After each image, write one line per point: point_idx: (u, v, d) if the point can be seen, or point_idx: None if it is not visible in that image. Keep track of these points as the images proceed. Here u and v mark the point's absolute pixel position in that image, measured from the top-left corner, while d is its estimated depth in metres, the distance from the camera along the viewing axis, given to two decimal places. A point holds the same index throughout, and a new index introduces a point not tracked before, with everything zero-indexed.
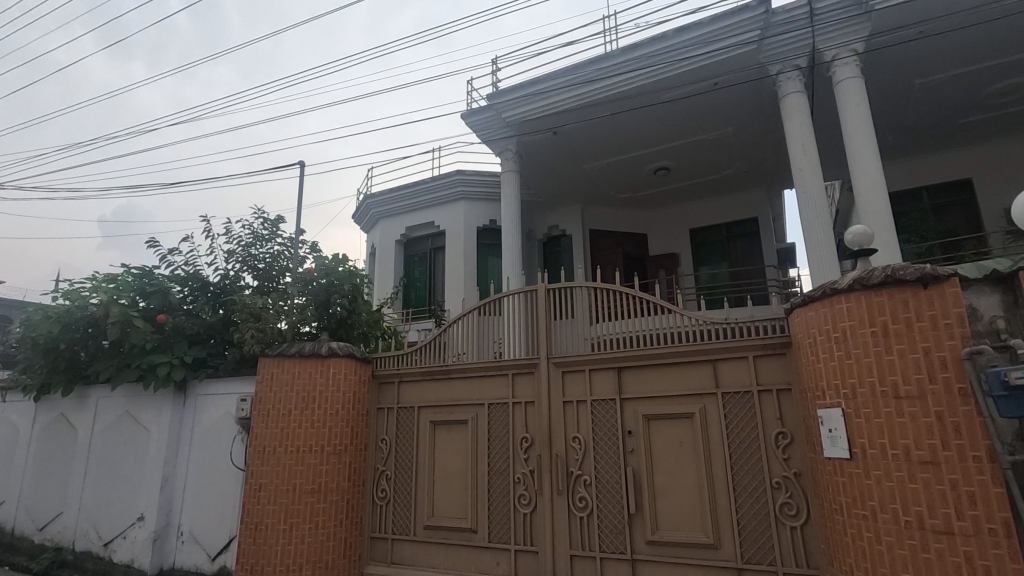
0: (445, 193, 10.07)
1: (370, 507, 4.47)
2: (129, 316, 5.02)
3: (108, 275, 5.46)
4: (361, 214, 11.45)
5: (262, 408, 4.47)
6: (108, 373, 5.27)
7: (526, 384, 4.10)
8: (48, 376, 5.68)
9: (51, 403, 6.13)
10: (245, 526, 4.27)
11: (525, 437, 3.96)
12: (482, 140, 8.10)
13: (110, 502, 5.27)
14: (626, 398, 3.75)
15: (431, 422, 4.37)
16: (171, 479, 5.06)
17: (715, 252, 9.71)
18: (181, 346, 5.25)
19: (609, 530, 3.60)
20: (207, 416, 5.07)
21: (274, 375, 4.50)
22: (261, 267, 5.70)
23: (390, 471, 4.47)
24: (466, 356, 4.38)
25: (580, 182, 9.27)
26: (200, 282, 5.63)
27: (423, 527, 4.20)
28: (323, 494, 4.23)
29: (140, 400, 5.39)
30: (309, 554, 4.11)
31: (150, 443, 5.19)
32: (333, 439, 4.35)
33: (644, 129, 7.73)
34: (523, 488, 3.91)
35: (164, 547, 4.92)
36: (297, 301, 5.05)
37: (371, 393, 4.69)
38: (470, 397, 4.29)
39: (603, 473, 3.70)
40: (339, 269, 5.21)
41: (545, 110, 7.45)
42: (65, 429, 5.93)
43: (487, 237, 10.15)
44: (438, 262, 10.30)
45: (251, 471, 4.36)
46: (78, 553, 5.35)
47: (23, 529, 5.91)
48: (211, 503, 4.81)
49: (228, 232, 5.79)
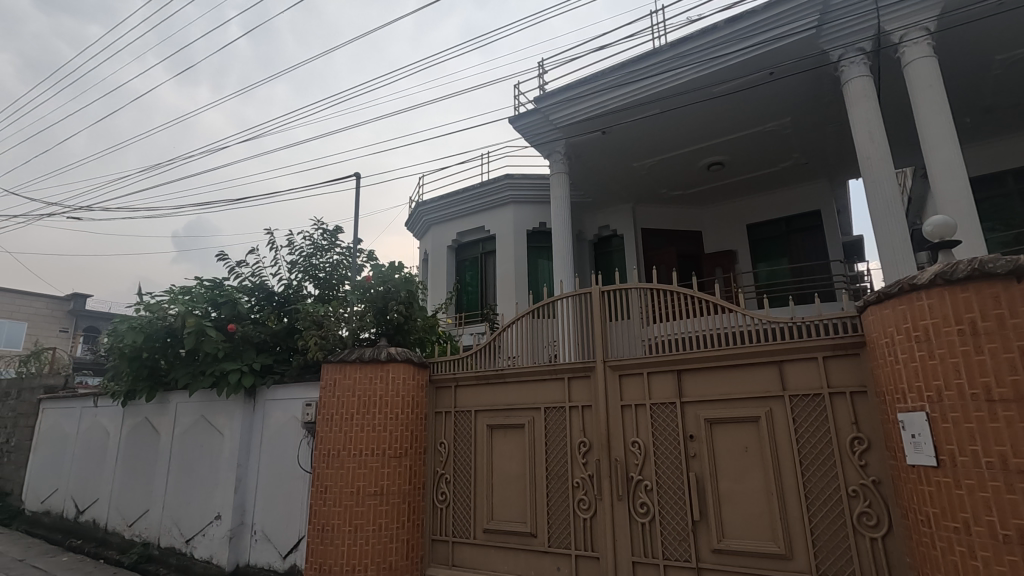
0: (494, 198, 10.16)
1: (430, 510, 4.54)
2: (202, 326, 5.33)
3: (184, 287, 5.81)
4: (414, 222, 11.73)
5: (326, 412, 4.64)
6: (185, 380, 5.60)
7: (583, 388, 4.06)
8: (133, 384, 6.09)
9: (136, 408, 6.59)
10: (313, 527, 4.43)
11: (583, 441, 3.92)
12: (530, 144, 8.11)
13: (190, 502, 5.60)
14: (686, 401, 3.64)
15: (488, 425, 4.40)
16: (244, 480, 5.33)
17: (774, 248, 9.32)
18: (250, 353, 5.50)
19: (672, 537, 3.50)
20: (275, 420, 5.30)
21: (336, 381, 4.66)
22: (321, 276, 5.92)
23: (449, 474, 4.52)
24: (519, 360, 4.41)
25: (630, 181, 9.14)
26: (266, 292, 5.92)
27: (482, 531, 4.23)
28: (386, 496, 4.34)
29: (215, 404, 5.71)
30: (373, 555, 4.22)
31: (224, 447, 5.47)
32: (394, 442, 4.46)
33: (697, 124, 7.53)
34: (581, 492, 3.87)
35: (239, 545, 5.18)
36: (356, 308, 5.25)
37: (429, 397, 4.78)
38: (527, 401, 4.29)
39: (664, 478, 3.61)
40: (396, 276, 5.32)
41: (594, 110, 7.40)
42: (149, 433, 6.35)
43: (537, 240, 10.15)
44: (489, 267, 10.39)
45: (317, 473, 4.53)
46: (162, 549, 5.71)
47: (115, 525, 6.37)
48: (281, 504, 5.03)
49: (291, 244, 6.06)
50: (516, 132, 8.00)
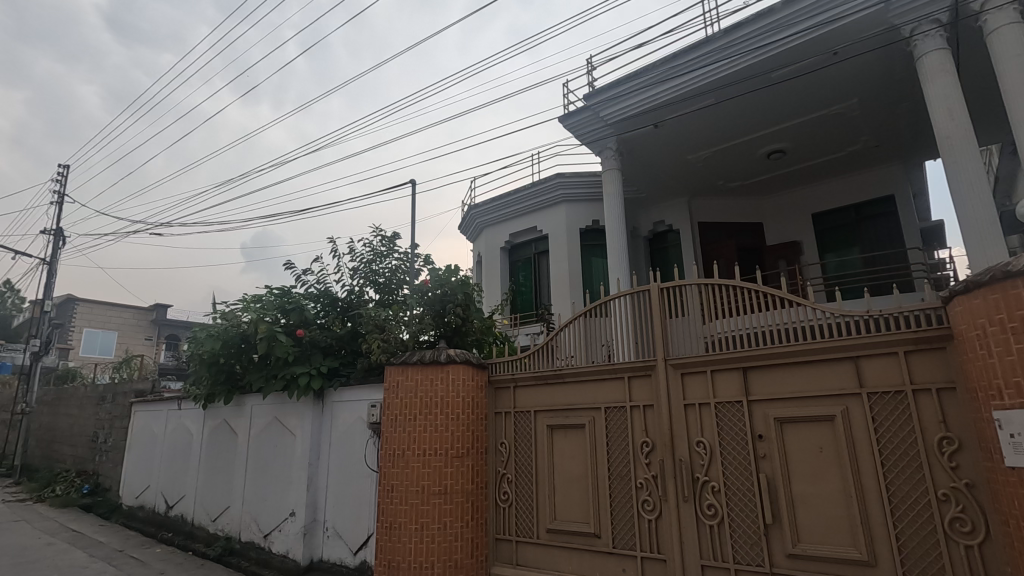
0: (545, 198, 10.16)
1: (493, 509, 4.59)
2: (274, 332, 5.61)
3: (255, 295, 6.15)
4: (467, 225, 11.89)
5: (391, 412, 4.79)
6: (259, 383, 5.91)
7: (644, 387, 3.99)
8: (212, 388, 6.50)
9: (215, 410, 7.02)
10: (381, 524, 4.58)
11: (646, 442, 3.85)
12: (581, 142, 8.07)
13: (266, 499, 5.91)
14: (754, 400, 3.51)
15: (548, 425, 4.40)
16: (316, 479, 5.57)
17: (844, 237, 8.82)
18: (318, 357, 5.75)
19: (743, 541, 3.39)
20: (342, 421, 5.52)
21: (399, 382, 4.81)
22: (381, 281, 6.11)
23: (511, 474, 4.55)
24: (576, 360, 4.40)
25: (685, 174, 8.92)
26: (330, 298, 6.17)
27: (546, 531, 4.23)
28: (449, 495, 4.43)
29: (286, 406, 6.00)
30: (440, 553, 4.31)
31: (296, 447, 5.75)
32: (456, 442, 4.54)
33: (755, 112, 7.26)
34: (645, 493, 3.80)
35: (313, 541, 5.42)
36: (416, 311, 5.38)
37: (489, 397, 4.84)
38: (587, 401, 4.26)
39: (732, 479, 3.50)
40: (453, 279, 5.41)
41: (645, 103, 7.29)
42: (228, 434, 6.74)
43: (590, 238, 10.07)
44: (542, 267, 10.40)
45: (384, 472, 4.68)
46: (243, 543, 6.05)
47: (200, 520, 6.80)
48: (350, 502, 5.22)
49: (352, 251, 6.29)
50: (566, 131, 7.99)
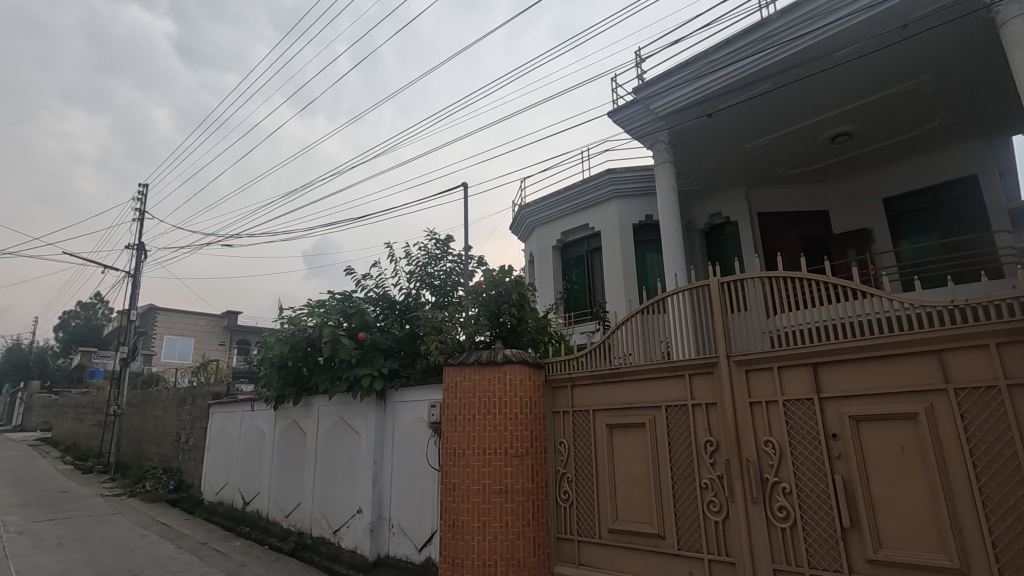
0: (596, 195, 10.05)
1: (554, 508, 4.59)
2: (337, 335, 5.83)
3: (319, 300, 6.42)
4: (518, 225, 11.95)
5: (450, 412, 4.89)
6: (325, 385, 6.16)
7: (705, 385, 3.88)
8: (282, 389, 6.83)
9: (285, 411, 7.37)
10: (444, 522, 4.67)
11: (709, 441, 3.74)
12: (632, 136, 7.95)
13: (335, 496, 6.14)
14: (826, 397, 3.34)
15: (607, 424, 4.35)
16: (380, 477, 5.75)
17: (920, 222, 8.22)
18: (379, 359, 5.93)
19: (818, 545, 3.23)
20: (404, 421, 5.66)
21: (457, 382, 4.90)
22: (436, 283, 6.23)
23: (571, 473, 4.53)
24: (633, 358, 4.34)
25: (742, 164, 8.60)
26: (388, 301, 6.36)
27: (608, 531, 4.18)
28: (510, 494, 4.46)
29: (351, 407, 6.23)
30: (502, 551, 4.35)
31: (362, 446, 5.95)
32: (515, 442, 4.57)
33: (816, 95, 6.91)
34: (711, 494, 3.69)
35: (379, 537, 5.59)
36: (471, 312, 5.45)
37: (546, 397, 4.83)
38: (646, 399, 4.18)
39: (804, 480, 3.34)
40: (506, 279, 5.44)
41: (699, 93, 7.10)
42: (297, 434, 7.06)
43: (644, 234, 9.88)
44: (595, 264, 10.30)
45: (446, 471, 4.78)
46: (314, 538, 6.32)
47: (274, 516, 7.15)
48: (414, 500, 5.35)
49: (407, 255, 6.45)
50: (616, 126, 7.91)
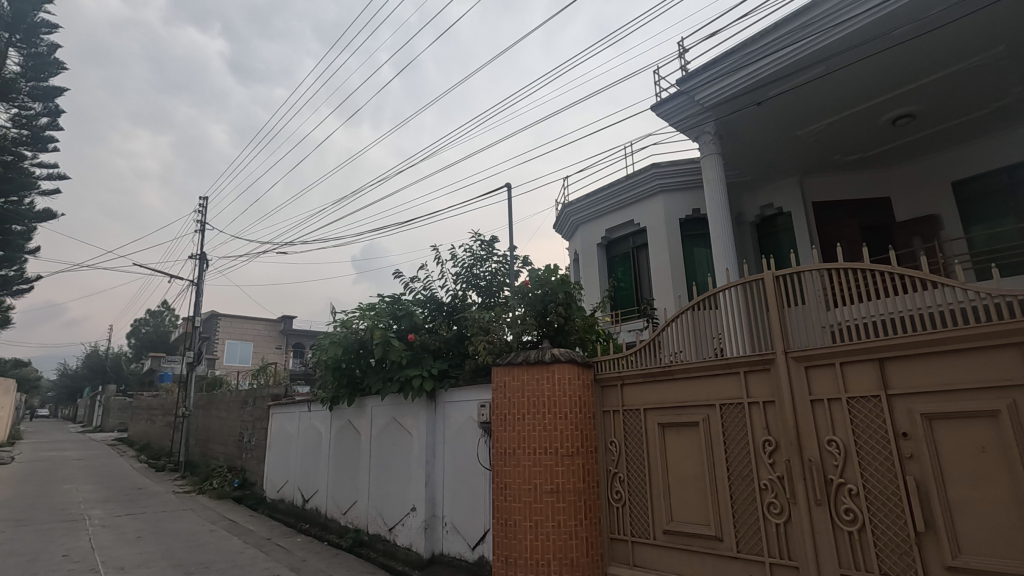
0: (641, 190, 9.88)
1: (606, 508, 4.54)
2: (387, 338, 5.98)
3: (369, 304, 6.59)
4: (562, 224, 11.89)
5: (500, 412, 4.93)
6: (377, 386, 6.32)
7: (762, 382, 3.75)
8: (337, 391, 7.05)
9: (340, 412, 7.60)
10: (497, 521, 4.71)
11: (768, 440, 3.62)
12: (677, 129, 7.81)
13: (390, 494, 6.28)
14: (894, 394, 3.17)
15: (659, 423, 4.26)
16: (433, 476, 5.85)
17: (993, 207, 7.56)
18: (428, 360, 6.03)
19: (889, 551, 3.07)
20: (454, 421, 5.73)
21: (506, 382, 4.94)
22: (482, 284, 6.29)
23: (623, 473, 4.47)
24: (684, 356, 4.24)
25: (793, 152, 8.28)
26: (436, 303, 6.46)
27: (663, 532, 4.10)
28: (561, 494, 4.44)
29: (402, 407, 6.37)
30: (555, 551, 4.34)
31: (414, 446, 6.07)
32: (565, 442, 4.54)
33: (873, 77, 6.60)
34: (771, 495, 3.57)
35: (433, 535, 5.69)
36: (518, 312, 5.46)
37: (596, 396, 4.79)
38: (699, 398, 4.07)
39: (872, 481, 3.18)
40: (552, 278, 5.42)
41: (746, 82, 6.90)
42: (352, 434, 7.27)
43: (692, 228, 9.66)
44: (642, 261, 10.14)
45: (497, 471, 4.82)
46: (371, 536, 6.49)
47: (332, 513, 7.39)
48: (466, 499, 5.40)
49: (453, 257, 6.52)
50: (660, 119, 7.79)
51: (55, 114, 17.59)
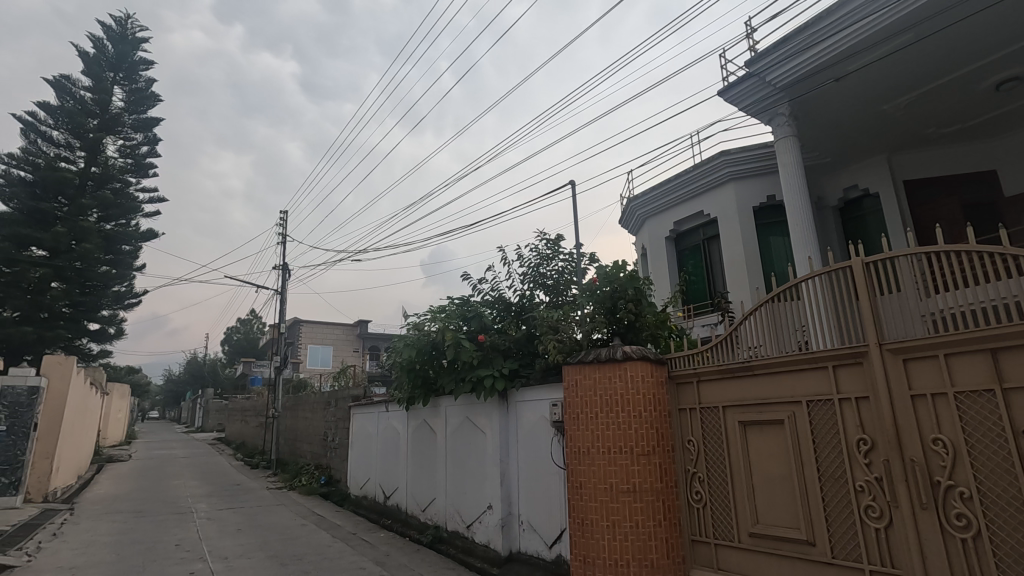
0: (710, 180, 9.51)
1: (686, 509, 4.41)
2: (459, 339, 6.12)
3: (439, 306, 6.75)
4: (628, 218, 11.67)
5: (572, 411, 4.91)
6: (451, 386, 6.46)
7: (853, 377, 3.50)
8: (412, 391, 7.28)
9: (416, 412, 7.84)
10: (573, 520, 4.70)
11: (862, 439, 3.38)
12: (747, 113, 7.48)
13: (466, 492, 6.41)
14: (1010, 388, 2.86)
15: (739, 422, 4.08)
16: (508, 474, 5.92)
17: None
18: (499, 360, 6.09)
19: (1012, 561, 2.77)
20: (527, 420, 5.77)
21: (578, 381, 4.91)
22: (549, 283, 6.28)
23: (702, 473, 4.32)
24: (764, 350, 4.04)
25: (878, 128, 7.68)
26: (504, 304, 6.53)
27: (748, 535, 3.93)
28: (638, 494, 4.35)
29: (475, 407, 6.48)
30: (634, 552, 4.26)
31: (488, 444, 6.16)
32: (640, 441, 4.45)
33: (969, 41, 6.03)
34: (868, 497, 3.33)
35: (510, 533, 5.75)
36: (587, 310, 5.41)
37: (671, 394, 4.66)
38: (782, 394, 3.86)
39: (987, 483, 2.89)
40: (620, 275, 5.34)
41: (821, 58, 6.51)
42: (427, 433, 7.49)
43: (767, 216, 9.20)
44: (713, 252, 9.77)
45: (572, 470, 4.81)
46: (449, 532, 6.65)
47: (412, 510, 7.64)
48: (541, 498, 5.42)
49: (520, 257, 6.55)
50: (729, 104, 7.49)
51: (154, 143, 19.27)
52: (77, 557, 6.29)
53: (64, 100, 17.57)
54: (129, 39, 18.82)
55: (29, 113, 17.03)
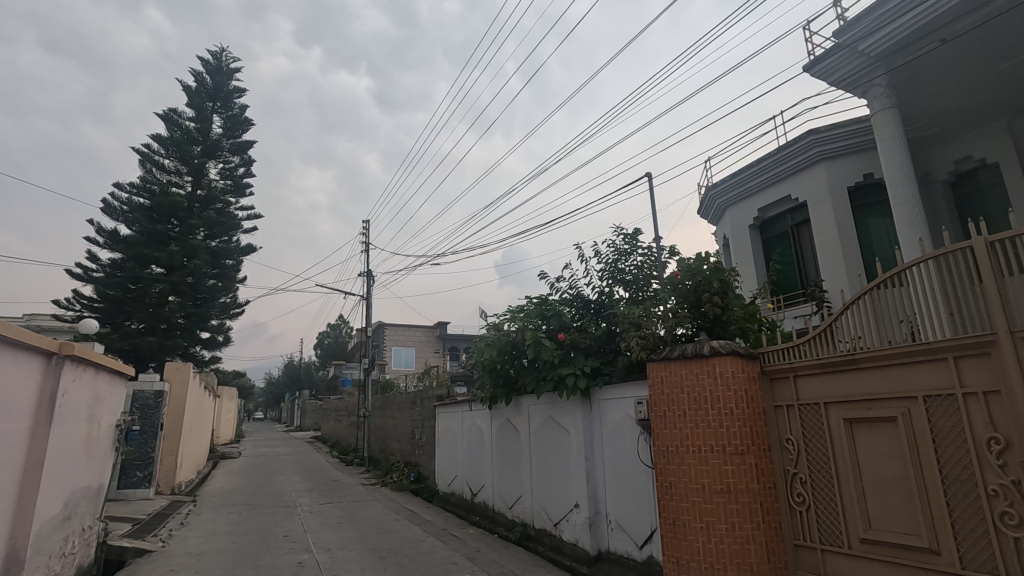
0: (796, 161, 8.92)
1: (787, 512, 4.17)
2: (539, 338, 6.15)
3: (518, 306, 6.81)
4: (708, 208, 11.21)
5: (659, 409, 4.80)
6: (532, 385, 6.49)
7: (979, 369, 3.14)
8: (495, 391, 7.39)
9: (499, 410, 7.96)
10: (664, 521, 4.59)
11: (993, 438, 3.03)
12: (840, 87, 6.97)
13: (552, 491, 6.43)
14: None
15: (844, 419, 3.81)
16: (594, 472, 5.88)
17: None
18: (580, 358, 6.05)
19: None
20: (611, 418, 5.69)
21: (664, 378, 4.80)
22: (628, 278, 6.16)
23: (804, 474, 4.07)
24: (868, 342, 3.73)
25: (991, 91, 6.87)
26: (583, 301, 6.49)
27: (859, 541, 3.65)
28: (734, 495, 4.17)
29: (558, 406, 6.48)
30: (731, 555, 4.08)
31: (573, 443, 6.14)
32: (734, 440, 4.25)
33: None
34: (1004, 503, 2.98)
35: (599, 532, 5.70)
36: (670, 305, 5.24)
37: (765, 390, 4.42)
38: (893, 389, 3.54)
39: None
40: (704, 267, 5.13)
41: (923, 19, 5.94)
42: (511, 431, 7.59)
43: (865, 196, 8.51)
44: (804, 239, 9.17)
45: (661, 470, 4.70)
46: (537, 530, 6.70)
47: (499, 507, 7.77)
48: (630, 497, 5.33)
49: (596, 254, 6.47)
50: (818, 79, 7.01)
51: (249, 164, 20.88)
52: (202, 545, 6.95)
53: (173, 131, 19.43)
54: (224, 70, 20.57)
55: (145, 145, 18.97)
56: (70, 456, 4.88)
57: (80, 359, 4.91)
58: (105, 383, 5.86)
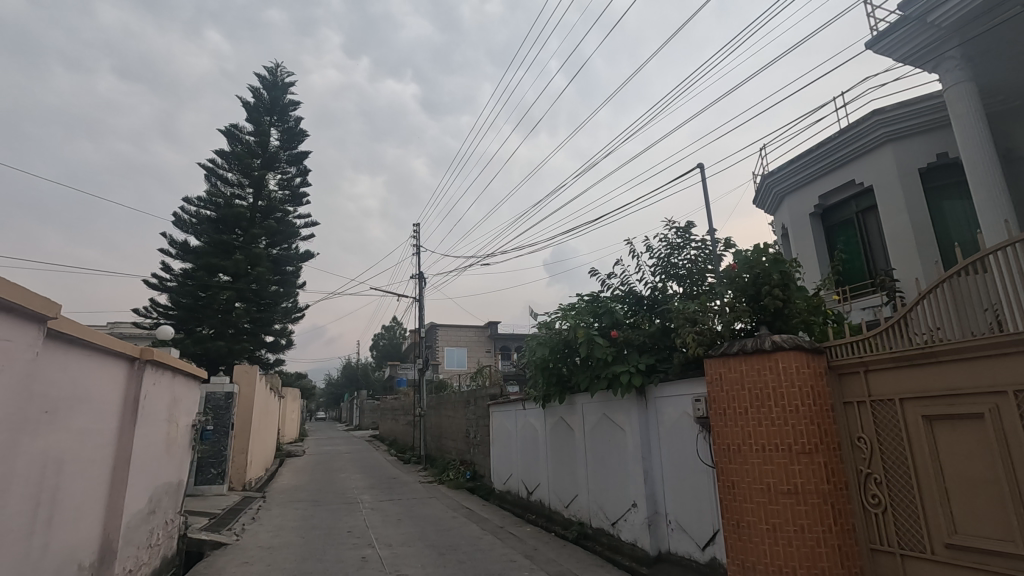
0: (859, 144, 8.45)
1: (861, 514, 3.95)
2: (591, 335, 6.09)
3: (569, 304, 6.77)
4: (764, 197, 10.79)
5: (719, 406, 4.66)
6: (586, 383, 6.43)
7: None
8: (548, 390, 7.38)
9: (552, 409, 7.94)
10: (728, 522, 4.45)
11: None
12: (908, 63, 6.55)
13: (609, 490, 6.36)
14: None
15: (923, 416, 3.57)
16: (651, 472, 5.77)
17: None
18: (634, 355, 5.95)
19: None
20: (668, 416, 5.56)
21: (723, 375, 4.65)
22: (682, 273, 6.01)
23: (879, 474, 3.84)
24: (947, 333, 3.47)
25: None
26: (635, 297, 6.40)
27: (944, 546, 3.42)
28: (802, 496, 3.99)
29: (612, 404, 6.40)
30: (802, 558, 3.91)
31: (629, 442, 6.05)
32: (801, 438, 4.07)
33: None
34: None
35: (658, 532, 5.60)
36: (727, 299, 5.07)
37: (833, 386, 4.20)
38: (978, 384, 3.29)
39: None
40: (763, 259, 4.94)
41: None
42: (565, 430, 7.56)
43: (938, 178, 7.96)
44: (871, 226, 8.68)
45: (723, 469, 4.56)
46: (594, 529, 6.65)
47: (555, 506, 7.76)
48: (690, 497, 5.20)
49: (648, 249, 6.35)
50: (884, 57, 6.62)
51: (304, 173, 21.74)
52: (272, 539, 7.30)
53: (235, 145, 20.49)
54: (279, 85, 21.50)
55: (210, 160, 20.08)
56: (152, 454, 5.23)
57: (158, 364, 5.25)
58: (182, 386, 6.25)
